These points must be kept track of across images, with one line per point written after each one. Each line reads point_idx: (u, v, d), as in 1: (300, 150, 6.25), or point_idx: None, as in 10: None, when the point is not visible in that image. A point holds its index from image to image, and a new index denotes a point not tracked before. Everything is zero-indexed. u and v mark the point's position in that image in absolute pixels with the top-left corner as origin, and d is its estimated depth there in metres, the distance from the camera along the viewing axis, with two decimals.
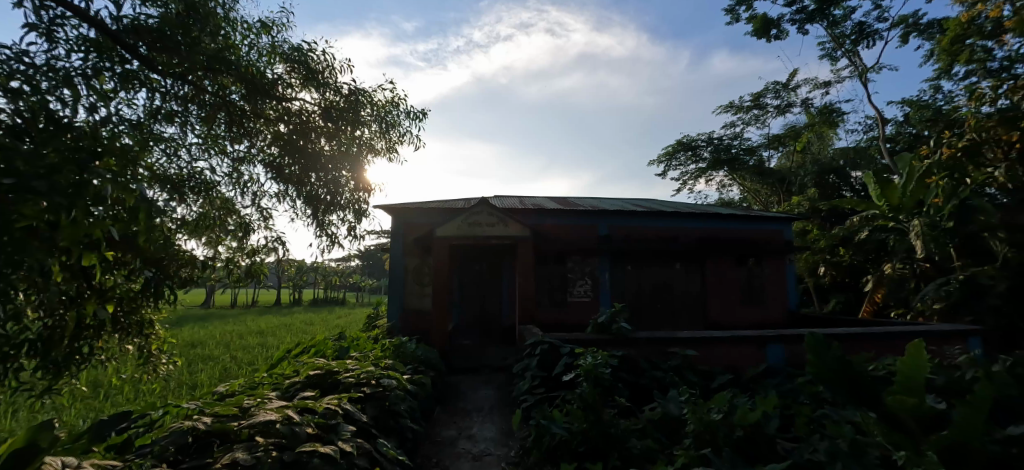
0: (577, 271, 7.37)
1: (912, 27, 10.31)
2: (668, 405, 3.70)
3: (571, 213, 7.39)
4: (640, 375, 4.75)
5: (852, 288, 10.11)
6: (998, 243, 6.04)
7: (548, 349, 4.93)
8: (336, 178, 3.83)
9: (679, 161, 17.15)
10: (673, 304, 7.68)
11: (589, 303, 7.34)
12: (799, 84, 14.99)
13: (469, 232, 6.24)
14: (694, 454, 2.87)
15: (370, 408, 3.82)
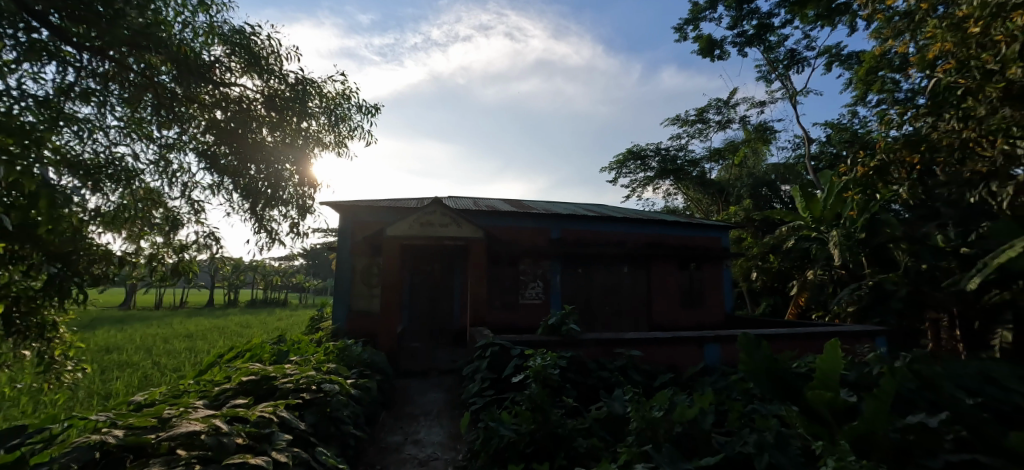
0: (530, 274, 7.53)
1: (835, 56, 11.33)
2: (613, 404, 3.94)
3: (525, 216, 7.55)
4: (588, 375, 4.94)
5: (781, 293, 10.94)
6: (901, 253, 6.78)
7: (499, 351, 5.09)
8: (280, 172, 4.20)
9: (629, 169, 17.85)
10: (620, 307, 8.04)
11: (540, 306, 7.53)
12: (738, 102, 16.02)
13: (421, 232, 6.21)
14: (636, 451, 3.07)
15: (310, 415, 3.71)
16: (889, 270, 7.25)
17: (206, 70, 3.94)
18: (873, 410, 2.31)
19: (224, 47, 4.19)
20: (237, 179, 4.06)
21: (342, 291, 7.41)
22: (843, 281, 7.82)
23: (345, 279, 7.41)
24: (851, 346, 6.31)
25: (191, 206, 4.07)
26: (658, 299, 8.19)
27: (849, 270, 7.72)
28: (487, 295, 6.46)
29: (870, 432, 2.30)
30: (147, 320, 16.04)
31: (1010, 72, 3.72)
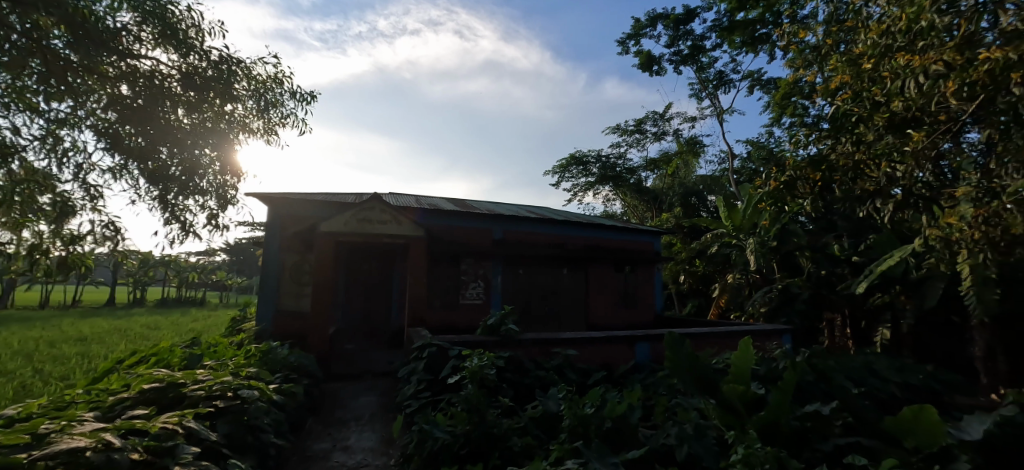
0: (471, 274, 7.61)
1: (756, 80, 12.41)
2: (548, 403, 4.13)
3: (467, 215, 7.60)
4: (525, 375, 5.05)
5: (705, 295, 11.78)
6: (806, 261, 7.57)
7: (437, 352, 5.03)
8: (197, 158, 4.68)
9: (571, 174, 18.44)
10: (558, 307, 8.33)
11: (481, 305, 7.62)
12: (672, 116, 17.05)
13: (360, 229, 6.09)
14: (567, 448, 3.24)
15: (222, 425, 3.46)
16: (794, 274, 8.20)
17: (112, 40, 4.16)
18: (778, 395, 3.10)
19: (134, 14, 4.18)
20: (142, 163, 4.43)
21: (269, 290, 7.00)
22: (757, 284, 8.63)
23: (272, 277, 7.03)
24: (764, 346, 6.87)
25: (87, 190, 4.19)
26: (594, 300, 8.55)
27: (762, 274, 8.51)
28: (425, 295, 6.47)
29: (771, 420, 3.13)
30: (42, 320, 14.43)
31: (893, 105, 4.01)
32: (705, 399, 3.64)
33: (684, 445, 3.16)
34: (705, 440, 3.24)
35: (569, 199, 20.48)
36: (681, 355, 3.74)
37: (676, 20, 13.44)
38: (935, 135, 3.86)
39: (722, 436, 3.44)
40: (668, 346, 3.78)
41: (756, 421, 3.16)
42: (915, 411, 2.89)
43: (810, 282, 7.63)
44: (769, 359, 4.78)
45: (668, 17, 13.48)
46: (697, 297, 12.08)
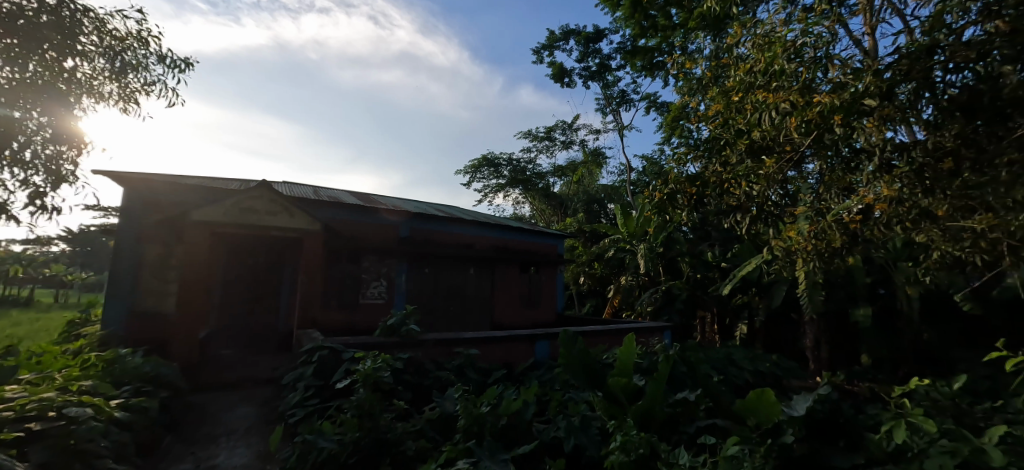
0: (372, 272, 7.38)
1: (653, 103, 13.68)
2: (445, 403, 4.19)
3: (371, 211, 7.42)
4: (424, 377, 4.87)
5: (601, 295, 12.68)
6: (686, 266, 8.73)
7: (328, 355, 4.73)
8: (19, 123, 3.88)
9: (483, 175, 18.73)
10: (463, 306, 8.38)
11: (382, 305, 7.42)
12: (580, 127, 18.11)
13: (244, 220, 5.78)
14: (460, 448, 3.28)
15: (38, 453, 3.00)
16: (675, 277, 9.20)
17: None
18: (653, 386, 3.58)
19: None
20: None
21: (123, 286, 5.99)
22: (645, 285, 9.54)
23: (128, 271, 6.02)
24: (648, 343, 7.52)
25: None
26: (499, 300, 8.83)
27: (649, 277, 9.42)
28: (317, 294, 6.17)
29: (646, 407, 3.56)
30: None
31: (753, 134, 4.71)
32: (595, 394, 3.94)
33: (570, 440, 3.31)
34: (588, 430, 3.49)
35: (479, 199, 20.77)
36: (574, 351, 4.17)
37: (587, 38, 14.39)
38: (783, 162, 4.60)
39: (605, 427, 3.69)
40: (564, 343, 4.24)
41: (633, 409, 3.57)
42: (757, 395, 3.28)
43: (689, 284, 8.77)
44: (647, 353, 5.30)
45: (579, 33, 14.37)
46: (594, 297, 13.00)
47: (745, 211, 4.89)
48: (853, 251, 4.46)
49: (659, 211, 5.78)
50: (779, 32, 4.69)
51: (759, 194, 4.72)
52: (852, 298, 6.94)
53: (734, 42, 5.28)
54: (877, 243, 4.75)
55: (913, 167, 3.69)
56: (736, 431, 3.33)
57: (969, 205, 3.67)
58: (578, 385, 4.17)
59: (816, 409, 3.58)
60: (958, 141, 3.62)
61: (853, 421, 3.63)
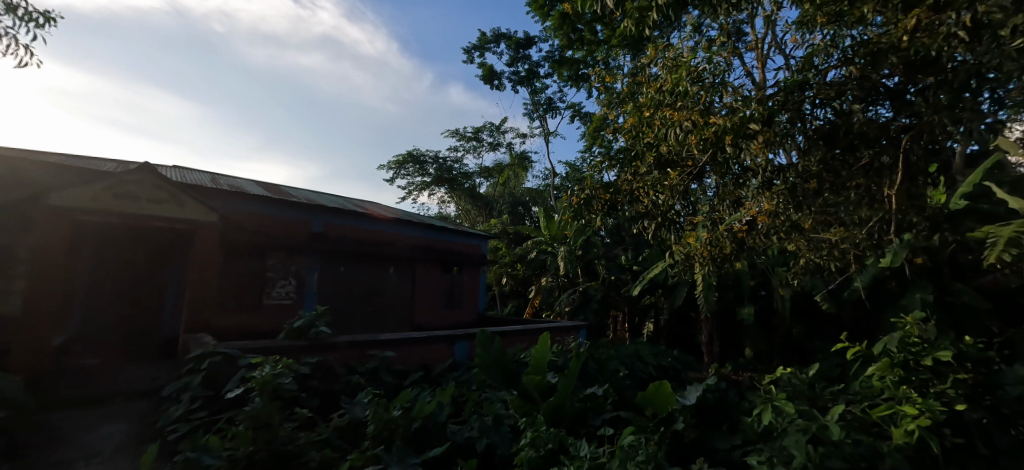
0: (280, 270, 6.28)
1: (577, 112, 14.28)
2: (355, 408, 3.23)
3: (281, 202, 6.31)
4: (335, 381, 3.79)
5: (523, 296, 13.03)
6: (602, 267, 9.23)
7: (221, 361, 3.79)
8: None
9: (407, 172, 18.39)
10: (383, 309, 7.51)
11: (290, 307, 6.33)
12: (507, 129, 18.40)
13: (117, 206, 4.64)
14: (367, 455, 2.78)
15: None
16: (591, 279, 9.69)
17: None
18: (565, 382, 3.79)
19: None
20: None
21: None
22: (564, 286, 9.94)
23: None
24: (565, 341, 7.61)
25: None
26: (420, 300, 8.10)
27: (569, 278, 9.78)
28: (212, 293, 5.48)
29: (558, 402, 3.75)
30: None
31: (661, 148, 5.13)
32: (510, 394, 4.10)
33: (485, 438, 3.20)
34: (501, 429, 3.34)
35: (403, 197, 20.40)
36: (490, 350, 4.32)
37: (517, 43, 14.71)
38: (684, 175, 5.06)
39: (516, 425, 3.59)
40: (481, 344, 4.35)
41: (546, 407, 3.74)
42: (656, 387, 3.61)
43: (604, 285, 9.34)
44: (562, 351, 5.51)
45: (510, 38, 14.65)
46: (516, 298, 13.35)
47: (653, 217, 5.31)
48: (740, 257, 5.00)
49: (576, 215, 6.00)
50: (686, 57, 5.17)
51: (664, 203, 5.14)
52: (739, 298, 7.81)
53: (648, 63, 5.72)
54: (759, 250, 5.38)
55: (787, 187, 4.18)
56: (634, 420, 3.65)
57: (828, 219, 4.27)
58: (492, 384, 4.35)
59: (704, 398, 3.99)
60: (820, 167, 4.17)
61: (736, 407, 4.08)
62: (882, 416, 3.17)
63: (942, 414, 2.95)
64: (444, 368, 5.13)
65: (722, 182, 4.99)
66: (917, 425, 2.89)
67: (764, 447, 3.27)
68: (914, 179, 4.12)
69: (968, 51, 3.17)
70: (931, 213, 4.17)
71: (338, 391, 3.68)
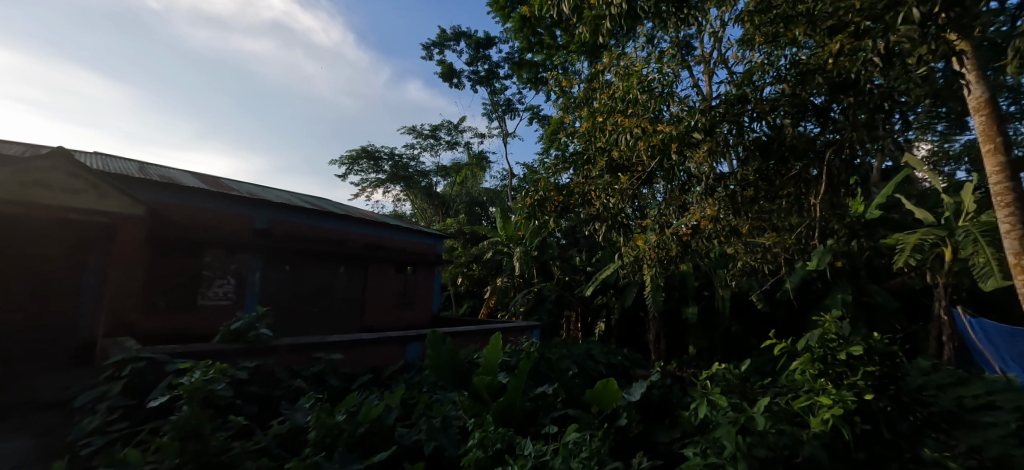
0: (216, 268, 5.74)
1: (536, 114, 14.44)
2: (296, 414, 3.07)
3: (217, 194, 5.68)
4: (275, 386, 3.66)
5: (478, 296, 13.05)
6: (558, 269, 9.48)
7: (147, 367, 3.20)
8: None
9: (361, 168, 17.93)
10: (330, 311, 7.03)
11: (226, 308, 5.82)
12: (465, 129, 18.35)
13: (25, 196, 4.28)
14: (306, 462, 2.66)
15: None
16: (546, 279, 9.82)
17: None
18: (515, 382, 3.82)
19: None
20: None
21: None
22: (519, 287, 10.02)
23: None
24: (518, 342, 7.57)
25: None
26: (371, 301, 7.66)
27: (523, 278, 9.89)
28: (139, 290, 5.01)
29: (508, 402, 3.78)
30: None
31: (611, 154, 5.21)
32: (460, 395, 4.11)
33: (433, 440, 3.18)
34: (449, 431, 3.34)
35: (356, 194, 19.88)
36: (441, 352, 4.31)
37: (477, 43, 14.70)
38: (634, 180, 5.16)
39: (465, 427, 3.57)
40: (431, 345, 4.34)
41: (495, 407, 3.75)
42: (603, 384, 3.76)
43: (558, 286, 9.57)
44: (514, 351, 5.57)
45: (470, 37, 14.61)
46: (472, 299, 13.35)
47: (603, 220, 5.44)
48: (685, 259, 5.22)
49: (530, 217, 6.07)
50: (637, 66, 5.26)
51: (614, 206, 5.28)
52: (684, 298, 8.18)
53: (602, 70, 5.85)
54: (702, 253, 5.64)
55: (726, 194, 4.50)
56: (581, 416, 3.68)
57: (762, 225, 4.65)
58: (443, 385, 4.34)
59: (648, 394, 4.14)
60: (757, 176, 4.42)
61: (678, 403, 4.26)
62: (801, 406, 3.27)
63: (855, 404, 3.06)
64: (395, 371, 5.06)
65: (668, 188, 4.97)
66: (830, 412, 3.00)
67: (700, 439, 3.29)
68: (839, 192, 4.43)
69: (884, 76, 3.43)
70: (849, 222, 4.55)
71: (279, 396, 3.54)
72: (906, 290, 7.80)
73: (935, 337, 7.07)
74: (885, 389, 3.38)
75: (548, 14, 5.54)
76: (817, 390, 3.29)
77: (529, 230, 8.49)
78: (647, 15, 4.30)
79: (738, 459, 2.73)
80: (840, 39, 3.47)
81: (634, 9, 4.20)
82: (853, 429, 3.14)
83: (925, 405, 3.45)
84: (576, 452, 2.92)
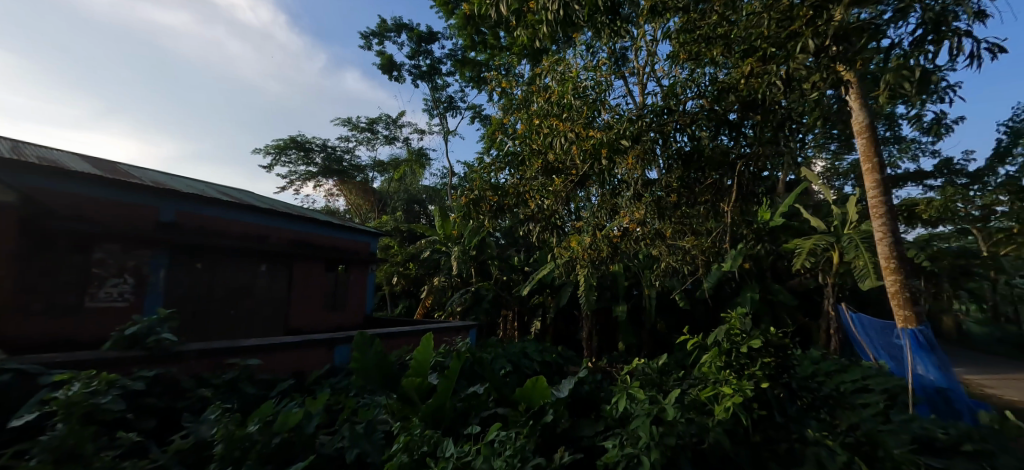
0: (110, 266, 4.93)
1: (478, 114, 14.45)
2: (201, 428, 2.86)
3: (113, 182, 4.83)
4: (179, 397, 3.39)
5: (415, 296, 12.86)
6: (496, 269, 9.47)
7: (17, 379, 2.86)
8: None
9: (289, 159, 16.95)
10: (248, 313, 6.40)
11: (121, 311, 5.01)
12: (404, 124, 17.98)
13: None
14: None
15: None
16: (484, 279, 9.84)
17: None
18: (445, 383, 3.75)
19: None
20: None
21: None
22: (456, 286, 9.96)
23: None
24: (452, 342, 7.46)
25: None
26: (297, 301, 7.12)
27: (461, 278, 9.84)
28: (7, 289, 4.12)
29: (437, 405, 3.71)
30: None
31: (547, 156, 5.29)
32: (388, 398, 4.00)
33: (355, 448, 3.07)
34: (372, 437, 3.22)
35: (285, 186, 18.86)
36: (368, 355, 4.16)
37: (419, 36, 14.41)
38: (568, 182, 5.25)
39: (390, 432, 3.48)
40: (358, 347, 4.17)
41: (423, 410, 3.67)
42: (533, 382, 3.79)
43: (495, 286, 9.60)
44: (447, 351, 5.50)
45: (412, 30, 14.31)
46: (408, 299, 13.15)
47: (537, 220, 5.54)
48: (616, 259, 5.41)
49: (466, 216, 6.08)
50: (573, 72, 5.33)
51: (548, 207, 5.39)
52: (616, 298, 8.52)
53: (540, 74, 5.90)
54: (631, 255, 5.89)
55: (653, 199, 4.71)
56: (509, 415, 3.68)
57: (683, 229, 4.94)
58: (371, 389, 4.20)
59: (576, 390, 4.24)
60: (679, 183, 4.67)
61: (604, 397, 4.41)
62: (706, 396, 3.48)
63: (752, 391, 3.30)
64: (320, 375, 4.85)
65: (600, 192, 5.10)
66: (731, 400, 3.24)
67: (620, 431, 3.43)
68: (750, 201, 4.76)
69: (785, 99, 3.78)
70: (755, 228, 4.96)
71: (183, 408, 3.30)
72: (803, 289, 8.63)
73: (826, 331, 7.88)
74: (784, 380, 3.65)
75: (488, 14, 5.51)
76: (721, 381, 3.53)
77: (467, 228, 8.46)
78: (583, 23, 4.34)
79: (651, 449, 2.90)
80: (750, 63, 3.82)
81: (571, 15, 4.20)
82: (752, 415, 3.42)
83: (818, 394, 3.80)
84: (500, 450, 2.96)
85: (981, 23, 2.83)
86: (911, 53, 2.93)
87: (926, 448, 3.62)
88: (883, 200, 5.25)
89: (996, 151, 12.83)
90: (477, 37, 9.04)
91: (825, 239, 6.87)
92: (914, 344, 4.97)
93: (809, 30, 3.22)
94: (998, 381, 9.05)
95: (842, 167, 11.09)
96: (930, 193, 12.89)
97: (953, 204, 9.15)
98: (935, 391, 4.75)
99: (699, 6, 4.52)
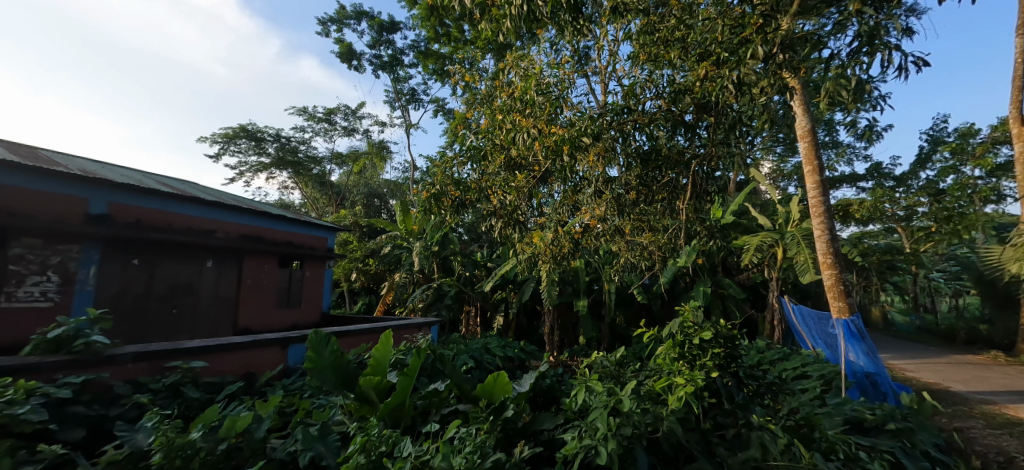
0: (35, 263, 4.55)
1: (441, 108, 14.28)
2: (137, 437, 2.69)
3: (36, 171, 4.43)
4: (111, 405, 3.15)
5: (374, 293, 12.61)
6: (458, 264, 9.39)
7: None
8: None
9: (239, 148, 16.14)
10: (192, 313, 6.09)
11: (43, 312, 4.60)
12: (364, 115, 17.52)
13: None
14: None
15: None
16: (446, 275, 9.72)
17: None
18: (403, 381, 3.62)
19: None
20: None
21: None
22: (417, 282, 9.80)
23: None
24: (412, 339, 7.30)
25: None
26: (246, 299, 6.76)
27: (423, 273, 9.70)
28: None
29: (397, 403, 3.60)
30: None
31: (510, 152, 5.21)
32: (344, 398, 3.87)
33: (309, 451, 2.95)
34: (328, 438, 3.09)
35: (236, 176, 17.98)
36: (322, 353, 3.99)
37: (380, 25, 14.00)
38: (530, 178, 5.19)
39: (346, 433, 3.38)
40: (312, 347, 3.98)
41: (382, 408, 3.54)
42: (494, 378, 3.64)
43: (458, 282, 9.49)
44: (407, 348, 5.37)
45: (372, 18, 13.90)
46: (367, 295, 12.92)
47: (500, 215, 5.46)
48: (576, 256, 5.44)
49: (427, 210, 5.97)
50: (537, 69, 5.24)
51: (511, 203, 5.30)
52: (576, 292, 8.66)
53: (504, 68, 5.80)
54: (591, 252, 5.93)
55: (613, 196, 4.77)
56: (470, 411, 3.60)
57: (640, 225, 4.95)
58: (327, 389, 4.04)
59: (538, 385, 4.23)
60: (637, 181, 4.74)
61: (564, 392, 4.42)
62: (660, 387, 3.54)
63: (703, 381, 3.37)
64: (272, 377, 4.61)
65: (563, 189, 5.07)
66: (683, 390, 3.30)
67: (579, 423, 3.45)
68: (704, 200, 4.90)
69: (736, 102, 3.95)
70: (709, 225, 5.09)
71: (117, 416, 3.07)
72: (751, 283, 9.00)
73: (770, 322, 8.25)
74: (734, 369, 3.73)
75: (450, 6, 5.38)
76: (675, 371, 3.59)
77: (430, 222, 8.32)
78: (547, 20, 4.28)
79: (609, 439, 2.96)
80: (704, 66, 3.82)
81: (534, 11, 4.17)
82: (705, 404, 3.53)
83: (764, 382, 3.94)
84: (460, 448, 2.94)
85: (906, 38, 3.09)
86: (846, 63, 3.10)
87: (859, 430, 3.87)
88: (823, 200, 5.54)
89: (920, 156, 13.90)
90: (440, 29, 9.07)
91: (770, 237, 7.19)
92: (847, 333, 5.26)
93: (758, 37, 3.33)
94: (918, 365, 9.82)
95: (786, 168, 11.70)
96: (865, 193, 13.79)
97: (882, 204, 9.83)
98: (865, 376, 4.98)
99: (658, 9, 4.70)
